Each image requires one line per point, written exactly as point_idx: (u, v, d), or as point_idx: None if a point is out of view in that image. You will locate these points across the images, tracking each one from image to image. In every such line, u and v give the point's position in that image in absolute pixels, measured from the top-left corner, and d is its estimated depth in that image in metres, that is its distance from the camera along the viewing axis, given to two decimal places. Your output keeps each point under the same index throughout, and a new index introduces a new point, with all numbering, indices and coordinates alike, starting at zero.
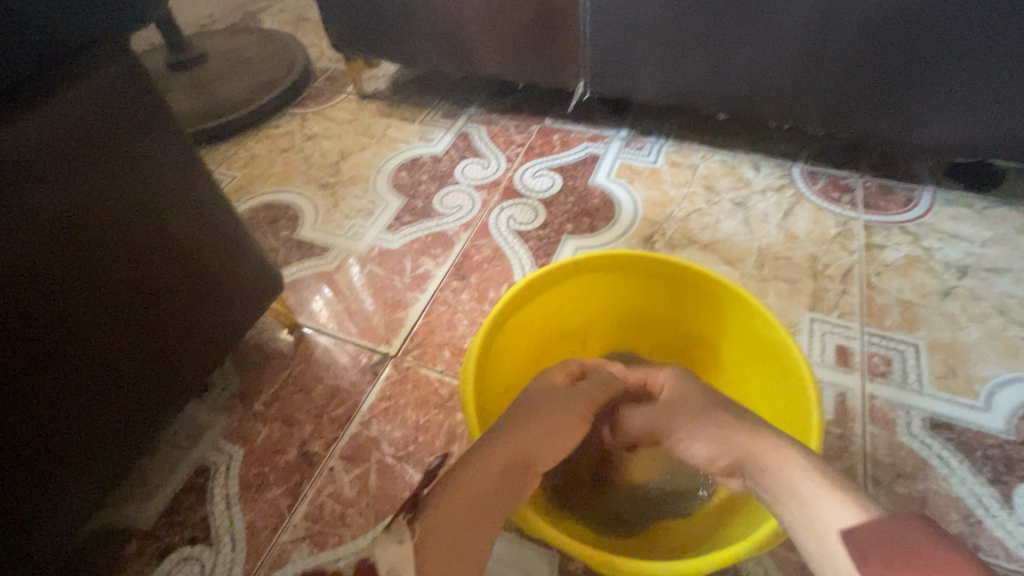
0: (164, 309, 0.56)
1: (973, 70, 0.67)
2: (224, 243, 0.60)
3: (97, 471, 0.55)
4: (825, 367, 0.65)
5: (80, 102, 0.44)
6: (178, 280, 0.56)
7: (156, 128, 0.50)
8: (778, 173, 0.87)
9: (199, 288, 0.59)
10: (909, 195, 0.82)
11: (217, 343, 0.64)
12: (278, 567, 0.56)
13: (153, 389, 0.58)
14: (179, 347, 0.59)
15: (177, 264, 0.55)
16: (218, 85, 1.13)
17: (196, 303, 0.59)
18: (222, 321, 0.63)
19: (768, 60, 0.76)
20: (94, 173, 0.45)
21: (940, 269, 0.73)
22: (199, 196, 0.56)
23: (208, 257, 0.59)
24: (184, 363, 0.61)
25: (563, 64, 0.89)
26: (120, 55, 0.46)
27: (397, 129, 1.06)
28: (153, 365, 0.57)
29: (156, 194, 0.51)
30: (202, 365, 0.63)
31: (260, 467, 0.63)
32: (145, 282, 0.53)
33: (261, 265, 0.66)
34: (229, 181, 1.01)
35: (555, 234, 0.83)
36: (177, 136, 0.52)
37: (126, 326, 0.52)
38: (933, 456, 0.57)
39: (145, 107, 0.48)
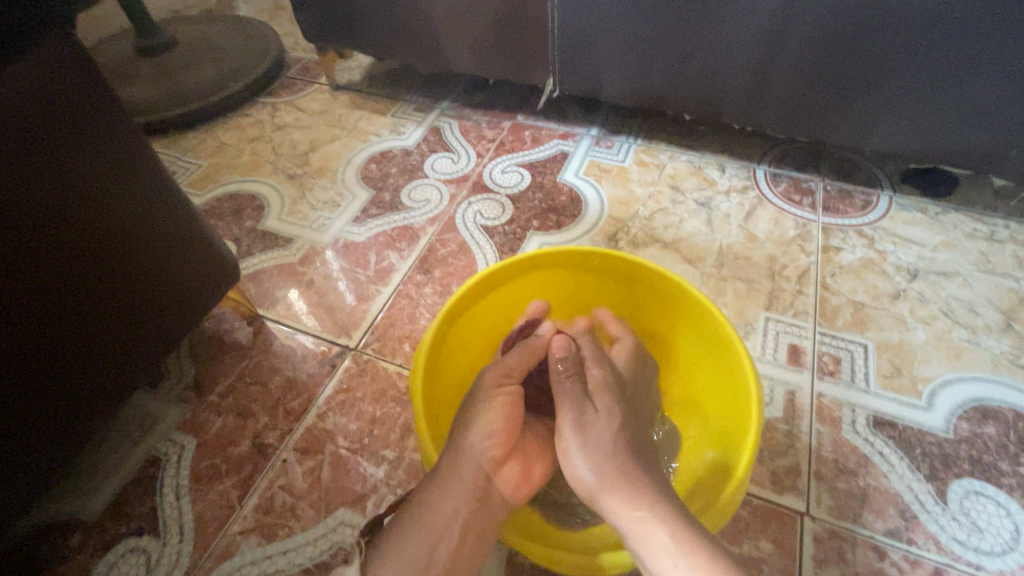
0: (103, 298, 0.54)
1: (930, 77, 0.69)
2: (173, 232, 0.58)
3: (35, 463, 0.53)
4: (776, 365, 0.66)
5: (22, 91, 0.43)
6: (128, 273, 0.55)
7: (99, 112, 0.49)
8: (742, 175, 0.89)
9: (157, 281, 0.59)
10: (867, 199, 0.84)
11: (165, 334, 0.63)
12: (225, 559, 0.56)
13: (94, 381, 0.56)
14: (122, 338, 0.57)
15: (119, 252, 0.53)
16: (186, 71, 1.11)
17: (140, 293, 0.57)
18: (170, 312, 0.62)
19: (731, 63, 0.77)
20: (28, 155, 0.44)
21: (892, 272, 0.75)
22: (146, 183, 0.54)
23: (154, 245, 0.57)
24: (129, 353, 0.59)
25: (532, 61, 0.89)
26: (63, 42, 0.45)
27: (368, 121, 1.05)
28: (106, 357, 0.57)
29: (97, 180, 0.50)
30: (149, 356, 0.62)
31: (212, 459, 0.63)
32: (102, 276, 0.53)
33: (213, 255, 0.64)
34: (194, 170, 0.99)
35: (520, 230, 0.84)
36: (127, 126, 0.51)
37: (84, 319, 0.52)
38: (875, 453, 0.59)
39: (84, 90, 0.47)
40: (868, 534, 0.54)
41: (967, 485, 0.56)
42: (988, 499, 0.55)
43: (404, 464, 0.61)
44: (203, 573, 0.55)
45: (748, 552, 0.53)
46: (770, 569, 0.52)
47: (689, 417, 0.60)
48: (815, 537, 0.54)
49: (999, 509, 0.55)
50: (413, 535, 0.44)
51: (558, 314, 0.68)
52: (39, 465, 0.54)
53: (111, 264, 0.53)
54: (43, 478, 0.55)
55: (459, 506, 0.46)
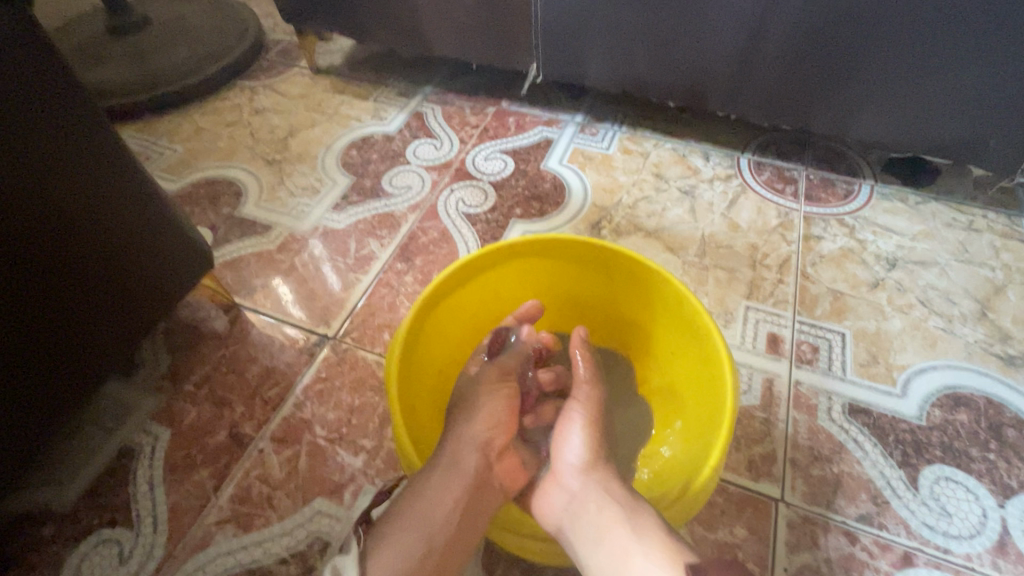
0: (61, 285, 0.51)
1: (914, 64, 0.68)
2: (139, 217, 0.56)
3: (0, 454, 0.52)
4: (755, 354, 0.67)
5: None
6: (96, 260, 0.53)
7: (59, 94, 0.46)
8: (726, 163, 0.88)
9: (127, 268, 0.57)
10: (849, 188, 0.84)
11: (132, 323, 0.61)
12: (200, 549, 0.55)
13: (61, 371, 0.55)
14: (87, 328, 0.56)
15: (79, 236, 0.51)
16: (161, 52, 1.08)
17: (103, 279, 0.55)
18: (137, 300, 0.60)
19: (715, 48, 0.76)
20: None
21: (871, 261, 0.75)
22: (109, 166, 0.52)
23: (119, 231, 0.55)
24: (93, 342, 0.57)
25: (515, 45, 0.87)
26: (15, 18, 0.43)
27: (350, 106, 1.03)
28: (75, 347, 0.55)
29: (54, 161, 0.47)
30: (114, 345, 0.60)
31: (187, 449, 0.62)
32: (67, 263, 0.51)
33: (184, 242, 0.63)
34: (170, 155, 0.97)
35: (503, 218, 0.83)
36: (90, 108, 0.49)
37: (50, 308, 0.51)
38: (849, 440, 0.59)
39: (39, 66, 0.45)
40: (840, 519, 0.55)
41: (937, 471, 0.57)
42: (958, 484, 0.56)
43: (383, 453, 0.61)
44: (178, 563, 0.55)
45: (723, 538, 0.54)
46: (744, 554, 0.53)
47: (666, 407, 0.60)
48: (789, 523, 0.55)
49: (968, 494, 0.56)
50: (415, 525, 0.44)
51: (538, 301, 0.68)
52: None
53: (70, 249, 0.51)
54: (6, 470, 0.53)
55: (456, 492, 0.46)
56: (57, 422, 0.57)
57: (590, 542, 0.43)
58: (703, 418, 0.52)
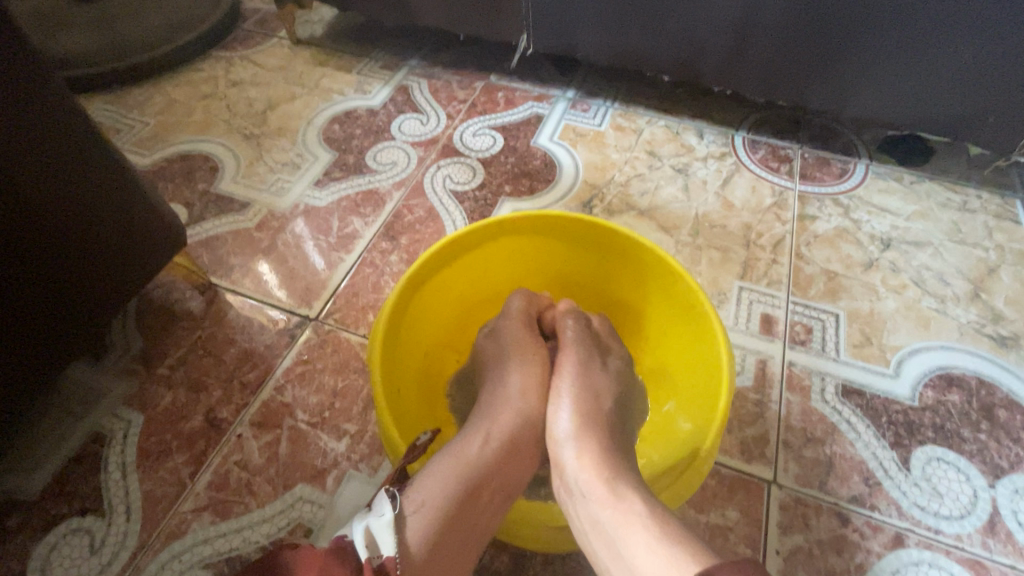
0: (15, 263, 0.47)
1: (922, 33, 0.65)
2: (99, 188, 0.52)
3: None
4: (748, 335, 0.65)
5: None
6: (63, 242, 0.51)
7: (15, 62, 0.43)
8: (721, 141, 0.86)
9: (96, 249, 0.54)
10: (845, 167, 0.83)
11: (93, 302, 0.57)
12: (176, 538, 0.53)
13: (25, 356, 0.52)
14: (54, 311, 0.53)
15: (27, 206, 0.46)
16: (129, 19, 1.02)
17: (58, 255, 0.51)
18: (96, 277, 0.56)
19: (710, 22, 0.73)
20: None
21: (866, 241, 0.74)
22: (65, 129, 0.47)
23: (79, 203, 0.51)
24: (49, 322, 0.53)
25: (504, 16, 0.84)
26: None
27: (332, 79, 0.99)
28: (41, 331, 0.53)
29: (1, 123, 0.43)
30: (73, 325, 0.56)
31: (161, 435, 0.59)
32: (32, 244, 0.48)
33: (150, 217, 0.58)
34: (141, 128, 0.92)
35: (492, 196, 0.80)
36: (50, 77, 0.46)
37: (15, 291, 0.48)
38: (842, 422, 0.59)
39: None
40: (832, 500, 0.54)
41: (929, 452, 0.57)
42: (949, 465, 0.56)
43: (367, 438, 0.59)
44: (153, 553, 0.52)
45: (714, 521, 0.53)
46: (736, 537, 0.52)
47: (661, 389, 0.59)
48: (782, 505, 0.54)
49: (959, 474, 0.56)
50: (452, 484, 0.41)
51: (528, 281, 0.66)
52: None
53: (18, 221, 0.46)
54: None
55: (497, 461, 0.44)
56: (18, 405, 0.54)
57: (582, 533, 0.41)
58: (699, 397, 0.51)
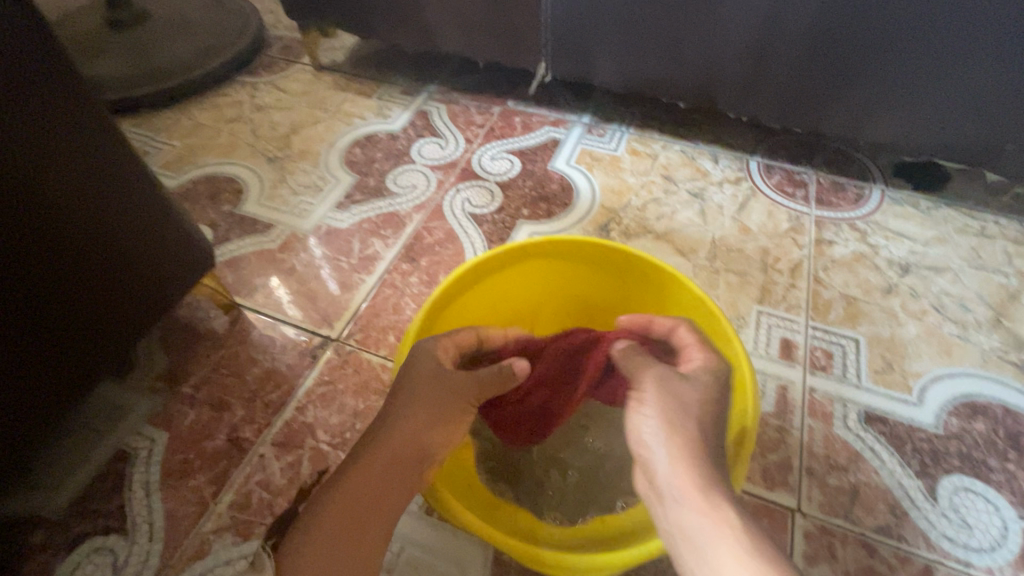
0: (51, 280, 0.49)
1: (938, 56, 0.66)
2: (129, 204, 0.53)
3: None
4: (768, 359, 0.65)
5: None
6: (97, 260, 0.52)
7: (60, 88, 0.45)
8: (736, 166, 0.87)
9: (128, 268, 0.56)
10: (860, 192, 0.83)
11: (120, 319, 0.57)
12: (198, 558, 0.53)
13: (56, 372, 0.53)
14: (85, 328, 0.54)
15: (59, 219, 0.48)
16: (160, 46, 1.06)
17: (88, 271, 0.52)
18: (123, 293, 0.56)
19: (725, 51, 0.75)
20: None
21: (884, 265, 0.74)
22: (101, 148, 0.49)
23: (113, 223, 0.52)
24: (76, 337, 0.54)
25: (524, 44, 0.86)
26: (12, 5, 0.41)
27: (353, 104, 1.01)
28: (73, 347, 0.54)
29: (43, 145, 0.44)
30: (100, 341, 0.56)
31: (184, 454, 0.60)
32: (67, 262, 0.50)
33: (178, 236, 0.60)
34: (168, 150, 0.95)
35: (510, 219, 0.81)
36: (91, 102, 0.48)
37: (48, 307, 0.50)
38: (865, 449, 0.58)
39: (24, 30, 0.42)
40: (858, 530, 0.53)
41: (956, 481, 0.56)
42: (977, 495, 0.55)
43: None
44: (175, 573, 0.53)
45: None
46: None
47: None
48: (806, 534, 0.53)
49: (987, 505, 0.55)
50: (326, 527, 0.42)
51: (548, 303, 0.66)
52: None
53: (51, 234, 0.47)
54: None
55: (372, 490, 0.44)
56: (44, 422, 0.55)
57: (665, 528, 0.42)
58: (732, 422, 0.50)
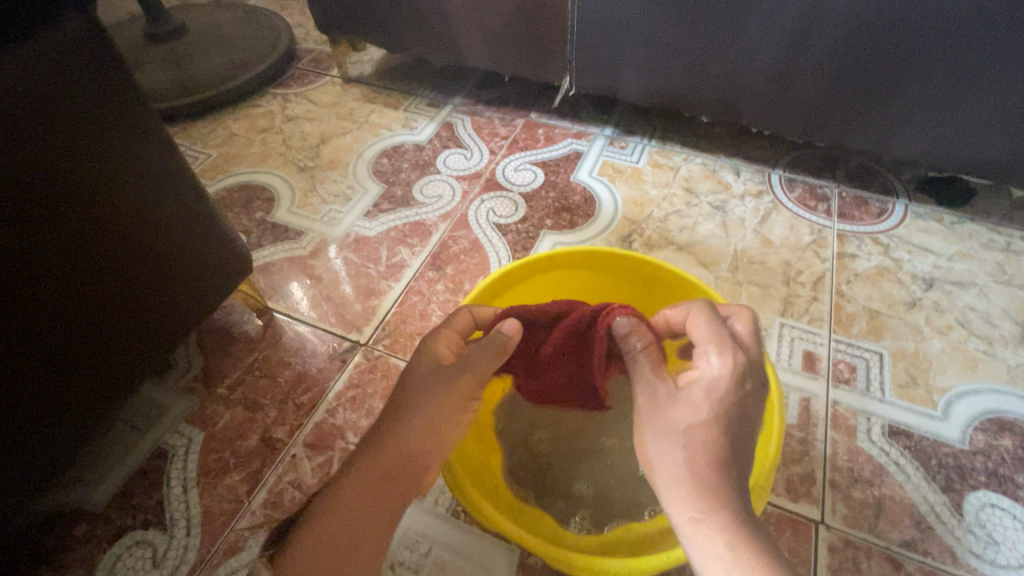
0: (106, 279, 0.51)
1: (968, 71, 0.67)
2: (177, 208, 0.55)
3: (45, 447, 0.52)
4: (791, 372, 0.66)
5: (43, 71, 0.41)
6: (147, 261, 0.54)
7: (122, 98, 0.47)
8: (757, 179, 0.88)
9: (175, 270, 0.58)
10: (883, 207, 0.83)
11: (163, 321, 0.59)
12: (233, 554, 0.55)
13: (108, 370, 0.55)
14: (135, 328, 0.56)
15: (112, 222, 0.50)
16: (197, 59, 1.10)
17: (138, 272, 0.54)
18: (169, 294, 0.58)
19: (750, 66, 0.76)
20: (13, 98, 0.40)
21: (908, 280, 0.74)
22: (155, 155, 0.52)
23: (162, 226, 0.55)
24: (123, 338, 0.55)
25: (550, 58, 0.88)
26: (83, 21, 0.43)
27: (380, 115, 1.04)
28: (123, 346, 0.56)
29: (103, 150, 0.47)
30: (145, 343, 0.58)
31: (220, 452, 0.62)
32: (120, 262, 0.52)
33: (220, 240, 0.62)
34: (204, 159, 0.98)
35: (534, 229, 0.83)
36: (148, 112, 0.50)
37: (103, 306, 0.52)
38: (890, 463, 0.58)
39: (91, 44, 0.44)
40: (883, 544, 0.53)
41: (982, 497, 0.56)
42: (1004, 511, 0.55)
43: None
44: (211, 568, 0.54)
45: None
46: None
47: None
48: (830, 546, 0.53)
49: (1015, 521, 0.54)
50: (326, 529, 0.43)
51: None
52: (32, 453, 0.51)
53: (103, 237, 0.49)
54: (40, 468, 0.52)
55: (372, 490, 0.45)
56: (95, 419, 0.57)
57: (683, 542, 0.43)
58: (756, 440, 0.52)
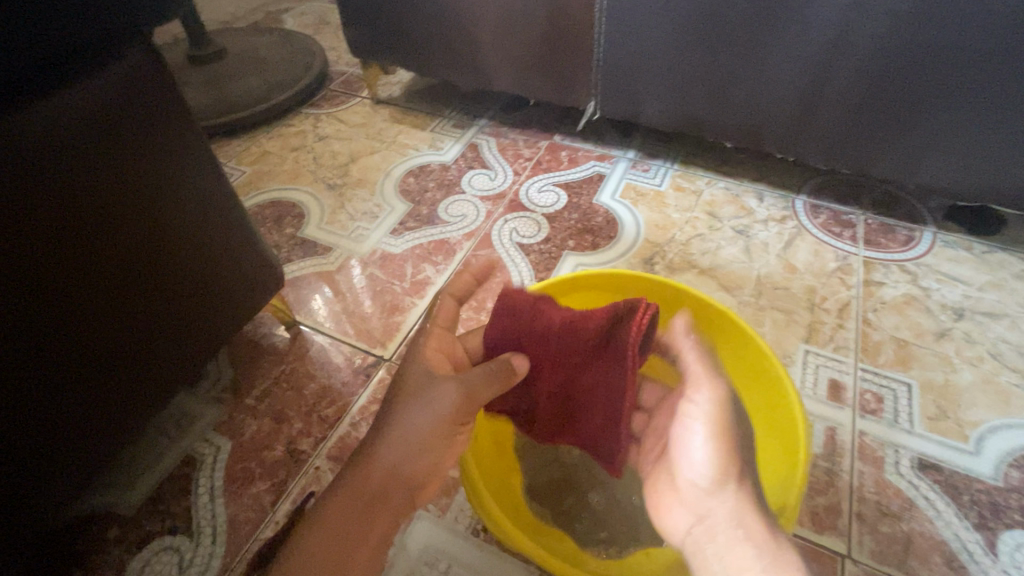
0: (149, 289, 0.53)
1: (997, 102, 0.67)
2: (215, 221, 0.58)
3: (90, 456, 0.54)
4: (815, 400, 0.65)
5: (103, 93, 0.44)
6: (187, 272, 0.56)
7: (171, 117, 0.50)
8: (781, 204, 0.88)
9: (212, 281, 0.60)
10: (911, 234, 0.83)
11: (199, 329, 0.61)
12: (256, 564, 0.56)
13: (149, 381, 0.57)
14: (174, 338, 0.58)
15: (156, 226, 0.52)
16: (235, 81, 1.15)
17: (180, 282, 0.56)
18: (205, 306, 0.60)
19: (774, 94, 0.77)
20: (76, 107, 0.42)
21: (936, 309, 0.73)
22: (196, 170, 0.54)
23: (200, 237, 0.57)
24: (162, 344, 0.57)
25: (575, 83, 0.90)
26: (142, 47, 0.46)
27: (408, 136, 1.07)
28: (163, 357, 0.58)
29: (151, 165, 0.49)
30: (182, 351, 0.60)
31: (246, 462, 0.63)
32: (162, 273, 0.54)
33: (254, 254, 0.65)
34: (238, 176, 1.02)
35: (556, 250, 0.84)
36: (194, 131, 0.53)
37: (147, 315, 0.54)
38: (919, 497, 0.57)
39: (146, 65, 0.47)
40: None
41: (1018, 537, 0.54)
42: None
43: None
44: None
45: None
46: None
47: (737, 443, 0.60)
48: None
49: None
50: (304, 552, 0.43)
51: None
52: (76, 456, 0.52)
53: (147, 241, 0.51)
54: (81, 472, 0.53)
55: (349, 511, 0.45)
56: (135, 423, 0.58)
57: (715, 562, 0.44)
58: (783, 470, 0.51)
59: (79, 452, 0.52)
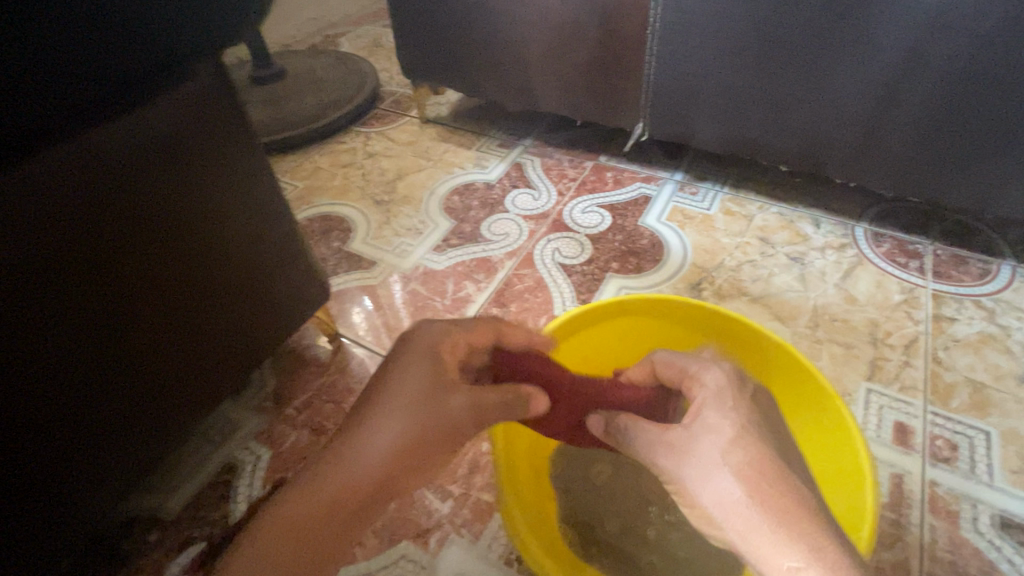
0: (200, 299, 0.55)
1: None
2: (264, 234, 0.59)
3: (138, 460, 0.55)
4: (880, 444, 0.60)
5: (171, 113, 0.46)
6: (235, 284, 0.58)
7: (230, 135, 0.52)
8: (840, 232, 0.84)
9: (259, 293, 0.61)
10: (986, 268, 0.77)
11: (249, 332, 0.62)
12: None
13: (195, 388, 0.59)
14: (221, 348, 0.60)
15: (209, 239, 0.53)
16: (292, 100, 1.20)
17: (229, 293, 0.58)
18: (251, 317, 0.62)
19: (835, 117, 0.74)
20: (144, 125, 0.44)
21: (1018, 350, 0.67)
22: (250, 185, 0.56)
23: (250, 250, 0.58)
24: (211, 351, 0.59)
25: (623, 104, 0.89)
26: (212, 67, 0.48)
27: (453, 154, 1.08)
28: (210, 366, 0.59)
29: (208, 180, 0.51)
30: (230, 356, 0.61)
31: (284, 472, 0.64)
32: (211, 284, 0.55)
33: (301, 267, 0.66)
34: (290, 191, 1.06)
35: (599, 272, 0.82)
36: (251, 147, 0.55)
37: (196, 324, 0.55)
38: (1002, 560, 0.52)
39: (212, 85, 0.49)
40: None
41: None
42: None
43: (470, 503, 0.59)
44: None
45: None
46: None
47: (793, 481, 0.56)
48: None
49: None
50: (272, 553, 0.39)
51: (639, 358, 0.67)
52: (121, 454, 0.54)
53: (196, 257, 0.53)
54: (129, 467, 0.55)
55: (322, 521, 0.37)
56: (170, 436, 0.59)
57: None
58: (846, 512, 0.48)
59: (124, 451, 0.54)
